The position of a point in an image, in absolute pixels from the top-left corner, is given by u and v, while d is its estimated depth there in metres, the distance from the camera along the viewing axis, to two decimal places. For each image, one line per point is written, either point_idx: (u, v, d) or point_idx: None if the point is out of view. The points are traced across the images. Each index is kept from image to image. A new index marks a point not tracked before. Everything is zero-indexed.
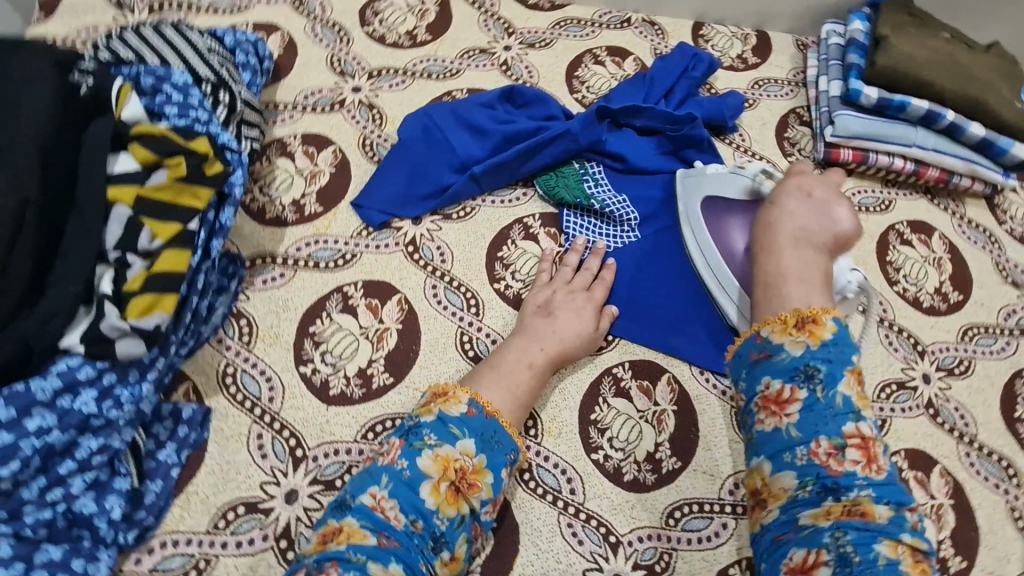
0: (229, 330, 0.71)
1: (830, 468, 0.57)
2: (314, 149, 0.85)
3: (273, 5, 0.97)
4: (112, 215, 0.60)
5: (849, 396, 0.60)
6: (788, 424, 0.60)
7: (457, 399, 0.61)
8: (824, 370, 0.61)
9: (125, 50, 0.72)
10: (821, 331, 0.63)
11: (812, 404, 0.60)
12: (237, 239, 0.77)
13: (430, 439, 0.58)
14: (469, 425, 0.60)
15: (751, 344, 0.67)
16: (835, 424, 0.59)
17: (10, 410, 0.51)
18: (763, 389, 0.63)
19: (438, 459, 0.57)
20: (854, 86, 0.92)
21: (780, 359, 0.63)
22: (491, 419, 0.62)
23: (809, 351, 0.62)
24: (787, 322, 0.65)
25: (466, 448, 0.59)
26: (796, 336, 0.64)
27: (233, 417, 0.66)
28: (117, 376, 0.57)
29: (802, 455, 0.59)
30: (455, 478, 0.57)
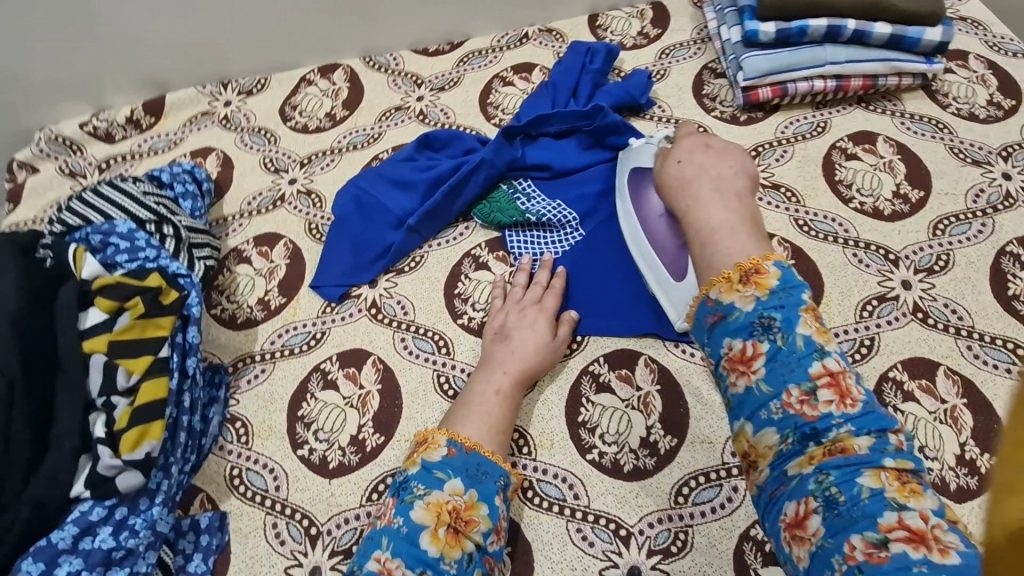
0: (228, 435, 0.76)
1: (806, 415, 0.50)
2: (268, 247, 0.91)
3: (203, 131, 1.05)
4: (91, 365, 0.66)
5: (810, 336, 0.52)
6: (758, 381, 0.52)
7: (436, 444, 0.63)
8: (780, 317, 0.53)
9: (74, 218, 0.80)
10: (767, 277, 0.55)
11: (776, 354, 0.52)
12: (216, 350, 0.82)
13: (419, 489, 0.58)
14: (453, 465, 0.61)
15: (703, 307, 0.57)
16: (801, 368, 0.51)
17: (39, 563, 0.59)
18: (726, 351, 0.55)
19: (430, 507, 0.57)
20: (750, 28, 0.91)
21: (734, 317, 0.54)
22: (473, 454, 0.63)
23: (760, 303, 0.54)
24: (732, 278, 0.56)
25: (455, 488, 0.59)
26: (744, 291, 0.55)
27: (248, 514, 0.71)
28: (128, 507, 0.63)
29: (778, 408, 0.51)
30: (451, 520, 0.57)
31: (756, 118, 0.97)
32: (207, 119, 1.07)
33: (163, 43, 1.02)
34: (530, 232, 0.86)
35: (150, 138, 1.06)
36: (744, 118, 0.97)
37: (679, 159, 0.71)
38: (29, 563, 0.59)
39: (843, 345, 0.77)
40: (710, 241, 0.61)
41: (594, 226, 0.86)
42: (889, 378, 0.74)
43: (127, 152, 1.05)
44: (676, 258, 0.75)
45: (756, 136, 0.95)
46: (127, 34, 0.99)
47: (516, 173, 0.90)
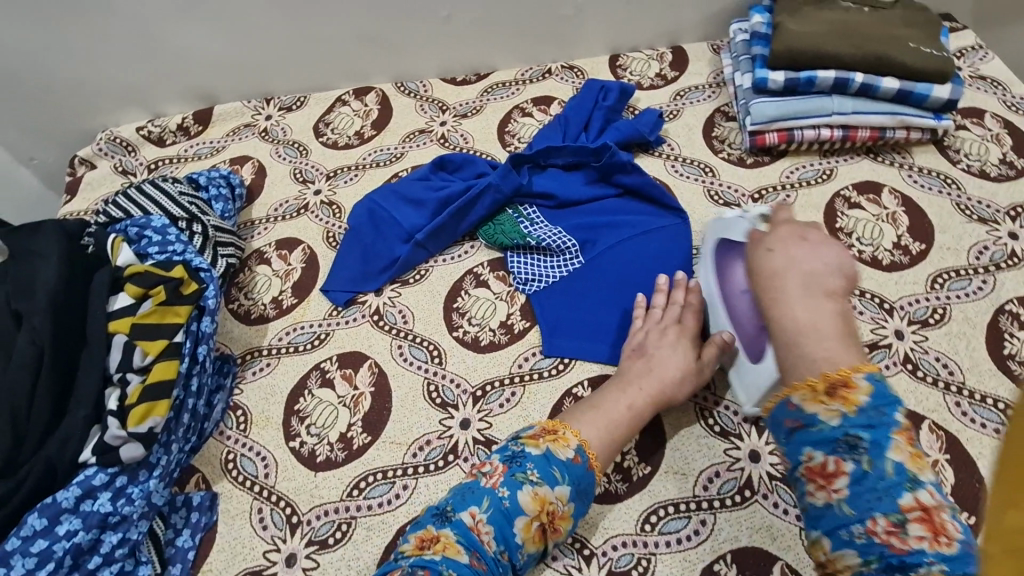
0: (229, 421, 0.81)
1: (893, 547, 0.49)
2: (287, 251, 0.97)
3: (244, 141, 1.14)
4: (113, 343, 0.72)
5: (901, 462, 0.51)
6: (839, 500, 0.52)
7: (566, 442, 0.66)
8: (868, 437, 0.51)
9: (117, 211, 0.89)
10: (856, 392, 0.53)
11: (861, 478, 0.51)
12: (229, 342, 0.89)
13: (533, 474, 0.62)
14: (571, 471, 0.64)
15: (782, 411, 0.56)
16: (888, 497, 0.50)
17: (42, 519, 0.63)
18: (806, 461, 0.54)
19: (537, 498, 0.61)
20: (759, 75, 0.95)
21: (817, 430, 0.53)
22: (588, 472, 0.65)
23: (847, 419, 0.53)
24: (817, 387, 0.55)
25: (562, 493, 0.63)
26: (830, 405, 0.53)
27: (237, 497, 0.75)
28: (128, 477, 0.68)
29: (861, 533, 0.50)
30: (547, 519, 0.62)
31: (763, 162, 0.99)
32: (248, 130, 1.16)
33: (217, 60, 1.12)
34: (530, 255, 0.90)
35: (196, 144, 1.16)
36: (750, 161, 0.99)
37: (769, 246, 0.65)
38: (34, 517, 0.63)
39: None
40: (795, 344, 0.58)
41: (592, 253, 0.89)
42: None
43: (174, 156, 1.14)
44: (755, 342, 0.70)
45: (761, 180, 0.97)
46: (186, 50, 1.10)
47: (522, 199, 0.94)
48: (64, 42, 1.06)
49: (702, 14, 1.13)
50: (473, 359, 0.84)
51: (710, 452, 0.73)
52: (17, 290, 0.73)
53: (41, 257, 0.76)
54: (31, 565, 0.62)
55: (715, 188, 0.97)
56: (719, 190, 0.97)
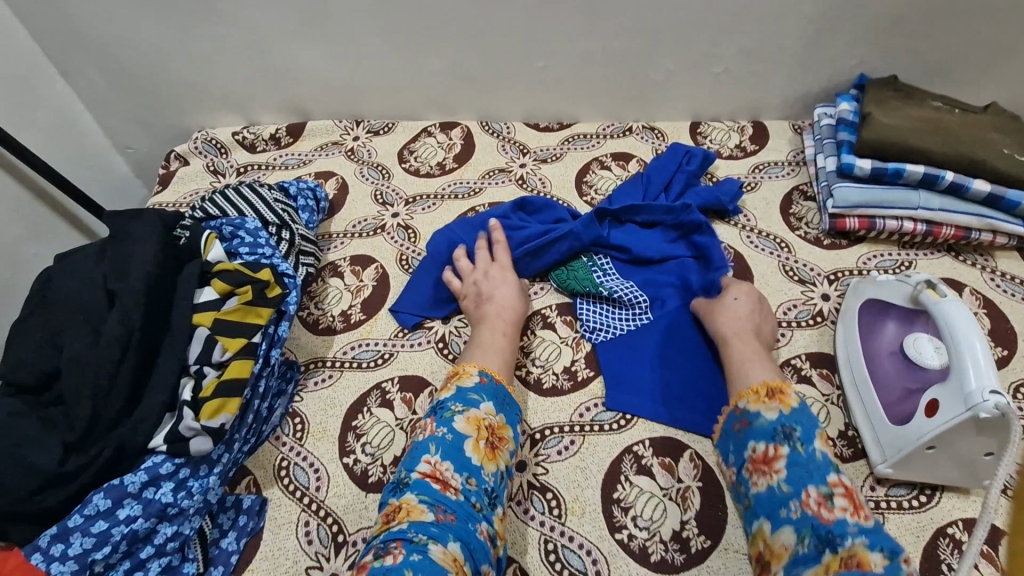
0: (286, 428, 0.81)
1: (822, 516, 0.60)
2: (360, 268, 1.00)
3: (330, 157, 1.19)
4: (195, 335, 0.74)
5: (825, 452, 0.65)
6: (778, 480, 0.64)
7: (468, 373, 0.76)
8: (798, 430, 0.66)
9: (213, 207, 0.92)
10: (788, 397, 0.69)
11: (794, 458, 0.64)
12: (295, 348, 0.90)
13: (456, 408, 0.72)
14: (485, 391, 0.74)
15: (733, 417, 0.73)
16: (819, 476, 0.63)
17: (107, 500, 0.63)
18: (751, 453, 0.68)
19: (469, 421, 0.70)
20: (846, 160, 0.97)
21: (760, 425, 0.69)
22: (499, 384, 0.76)
23: (783, 415, 0.68)
24: (759, 392, 0.71)
25: (489, 409, 0.73)
26: (768, 404, 0.70)
27: (286, 507, 0.74)
28: (191, 470, 0.68)
29: (796, 508, 0.62)
30: (488, 435, 0.70)
31: (839, 245, 0.99)
32: (336, 148, 1.20)
33: (319, 80, 1.18)
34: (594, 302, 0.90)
35: (285, 154, 1.21)
36: (827, 242, 0.99)
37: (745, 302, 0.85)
38: (99, 497, 0.63)
39: (899, 488, 0.73)
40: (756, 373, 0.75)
41: (661, 311, 0.89)
42: (946, 534, 0.69)
43: (263, 163, 1.20)
44: (900, 405, 0.74)
45: (837, 262, 0.97)
46: (293, 67, 1.16)
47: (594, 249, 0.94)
48: (185, 46, 1.13)
49: (788, 95, 1.16)
50: (535, 401, 0.83)
51: None
52: (115, 271, 0.76)
53: (139, 242, 0.79)
54: (89, 546, 0.62)
55: (791, 265, 0.97)
56: (794, 267, 0.96)
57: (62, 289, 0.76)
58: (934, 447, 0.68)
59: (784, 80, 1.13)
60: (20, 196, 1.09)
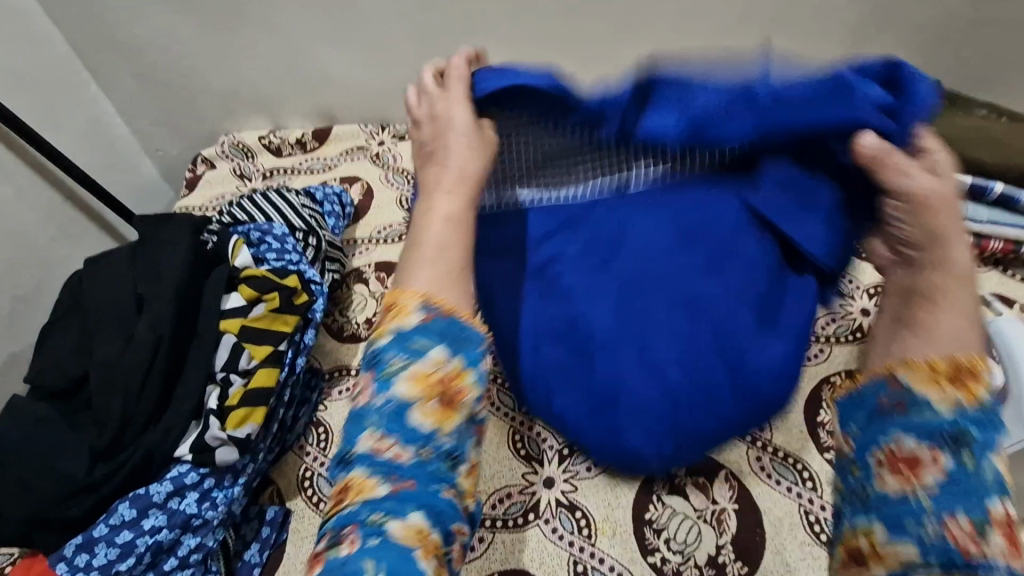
0: (310, 438, 0.79)
1: (970, 554, 0.37)
2: (385, 274, 0.98)
3: (356, 161, 1.18)
4: (221, 342, 0.73)
5: (999, 469, 0.39)
6: (920, 492, 0.39)
7: (406, 308, 0.47)
8: (976, 438, 0.39)
9: (241, 212, 0.92)
10: (983, 388, 0.41)
11: (957, 476, 0.39)
12: (319, 355, 0.88)
13: (397, 362, 0.45)
14: (431, 332, 0.46)
15: (878, 388, 0.44)
16: (981, 503, 0.38)
17: (132, 510, 0.63)
18: (890, 443, 0.41)
19: (414, 382, 0.45)
20: None
21: (923, 417, 0.41)
22: (453, 319, 0.47)
23: (963, 415, 0.40)
24: (939, 371, 0.42)
25: (438, 356, 0.46)
26: (945, 392, 0.41)
27: (309, 519, 0.73)
28: (215, 480, 0.67)
29: (932, 531, 0.38)
30: (439, 394, 0.45)
31: None
32: (361, 153, 1.18)
33: (347, 85, 1.17)
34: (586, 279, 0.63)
35: (311, 158, 1.20)
36: None
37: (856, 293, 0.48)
38: (124, 506, 0.63)
39: None
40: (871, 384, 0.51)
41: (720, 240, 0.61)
42: None
43: (289, 167, 1.19)
44: None
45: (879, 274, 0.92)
46: (320, 73, 1.15)
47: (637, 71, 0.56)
48: (214, 50, 1.13)
49: None
50: None
51: (814, 563, 0.68)
52: (146, 275, 0.76)
53: (168, 246, 0.78)
54: (113, 557, 0.61)
55: None
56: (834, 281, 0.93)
57: (92, 291, 0.76)
58: None
59: None
60: (53, 200, 1.10)
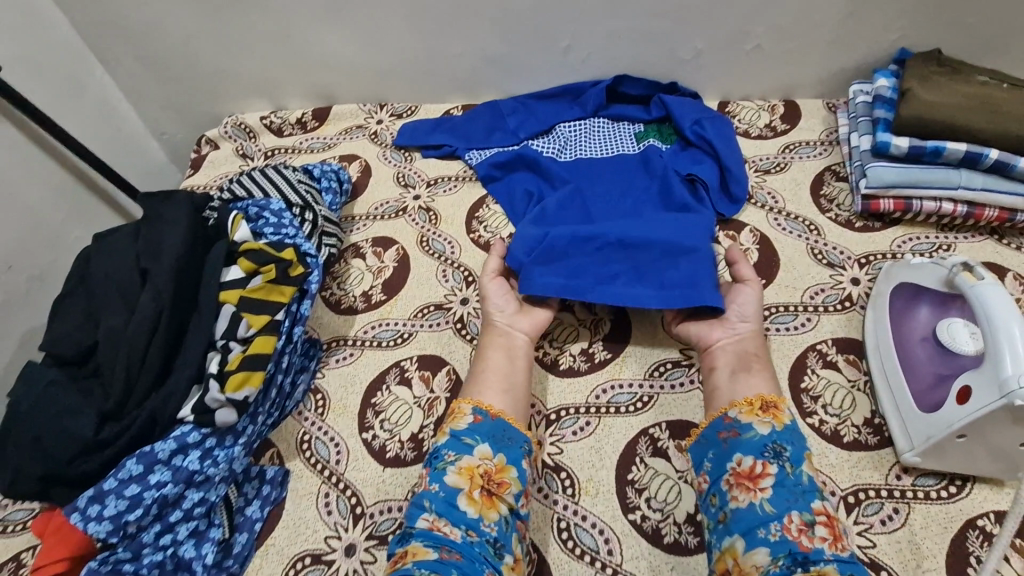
0: (309, 404, 0.83)
1: (801, 543, 0.59)
2: (381, 249, 1.00)
3: (355, 140, 1.20)
4: (220, 312, 0.76)
5: (812, 476, 0.64)
6: (762, 499, 0.62)
7: (463, 412, 0.72)
8: (788, 449, 0.65)
9: (240, 189, 0.95)
10: (783, 415, 0.68)
11: (782, 479, 0.63)
12: (317, 327, 0.92)
13: (451, 457, 0.68)
14: (479, 431, 0.70)
15: (719, 424, 0.70)
16: (803, 500, 0.62)
17: (139, 465, 0.67)
18: (735, 466, 0.66)
19: (462, 472, 0.66)
20: (881, 139, 0.94)
21: (749, 437, 0.67)
22: (499, 419, 0.71)
23: (775, 431, 0.67)
24: (753, 404, 0.69)
25: (484, 453, 0.68)
26: (762, 418, 0.68)
27: (307, 478, 0.76)
28: (217, 440, 0.71)
29: (777, 530, 0.60)
30: (483, 483, 0.66)
31: (872, 228, 0.96)
32: (360, 132, 1.21)
33: (345, 65, 1.19)
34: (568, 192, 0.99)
35: (311, 138, 1.22)
36: (859, 225, 0.96)
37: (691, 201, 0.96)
38: (132, 462, 0.67)
39: (927, 478, 0.71)
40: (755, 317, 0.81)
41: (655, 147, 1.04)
42: (976, 526, 0.67)
43: (290, 147, 1.22)
44: (927, 393, 0.71)
45: (869, 245, 0.94)
46: (318, 53, 1.17)
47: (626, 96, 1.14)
48: (217, 33, 1.15)
49: (825, 72, 1.11)
50: (552, 382, 0.82)
51: None
52: (147, 250, 0.79)
53: (169, 221, 0.81)
54: (122, 508, 0.66)
55: (820, 247, 0.94)
56: (824, 250, 0.94)
57: (99, 266, 0.80)
58: (965, 435, 0.66)
59: (820, 56, 1.08)
60: (64, 181, 1.14)
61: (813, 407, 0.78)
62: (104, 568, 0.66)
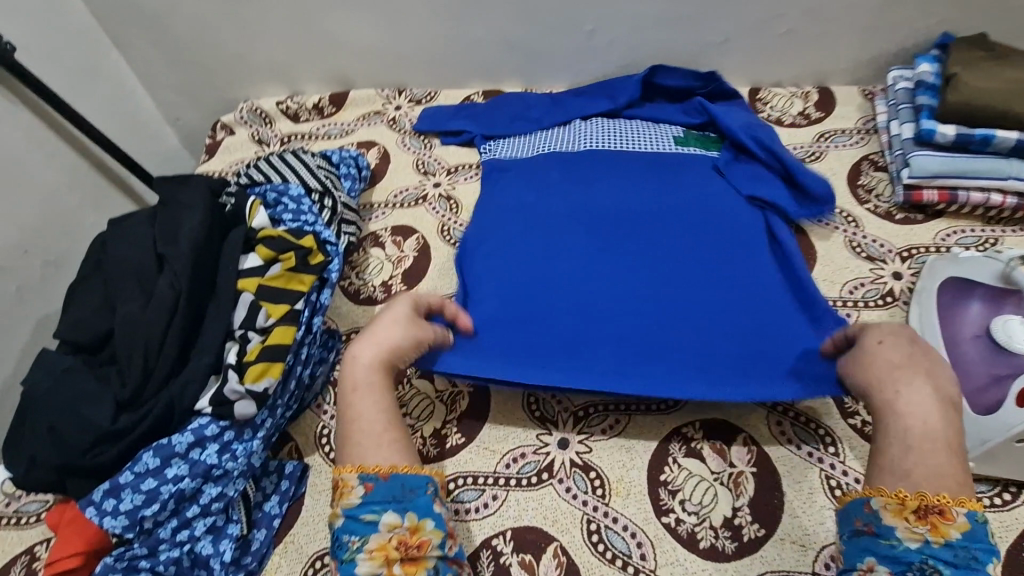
0: (328, 396, 0.81)
1: None
2: (401, 238, 0.97)
3: (373, 126, 1.16)
4: (239, 300, 0.74)
5: None
6: None
7: (348, 485, 0.60)
8: (947, 573, 0.49)
9: (258, 173, 0.92)
10: (949, 524, 0.50)
11: None
12: (336, 317, 0.89)
13: (353, 543, 0.58)
14: (375, 500, 0.59)
15: (858, 509, 0.55)
16: None
17: (156, 459, 0.65)
18: (868, 572, 0.52)
19: (372, 555, 0.57)
20: (927, 127, 0.89)
21: (890, 544, 0.52)
22: (392, 478, 0.61)
23: (928, 547, 0.50)
24: (906, 502, 0.52)
25: (391, 521, 0.58)
26: (912, 525, 0.51)
27: (326, 473, 0.74)
28: (235, 434, 0.69)
29: None
30: (400, 554, 0.57)
31: (914, 220, 0.92)
32: (379, 118, 1.17)
33: (364, 48, 1.15)
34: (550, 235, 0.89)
35: (328, 124, 1.19)
36: (900, 217, 0.92)
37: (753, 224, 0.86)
38: (148, 455, 0.65)
39: (979, 484, 0.68)
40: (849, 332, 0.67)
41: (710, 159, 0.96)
42: None
43: (306, 133, 1.19)
44: (983, 394, 0.67)
45: (911, 238, 0.89)
46: (337, 36, 1.14)
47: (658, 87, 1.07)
48: (231, 13, 1.11)
49: (863, 57, 1.06)
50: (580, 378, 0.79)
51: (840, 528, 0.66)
52: (164, 234, 0.76)
53: (187, 206, 0.79)
54: (139, 503, 0.63)
55: (858, 240, 0.90)
56: (862, 243, 0.90)
57: (116, 251, 0.77)
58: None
59: (859, 40, 1.03)
60: (78, 165, 1.12)
61: (854, 407, 0.74)
62: (120, 564, 0.64)
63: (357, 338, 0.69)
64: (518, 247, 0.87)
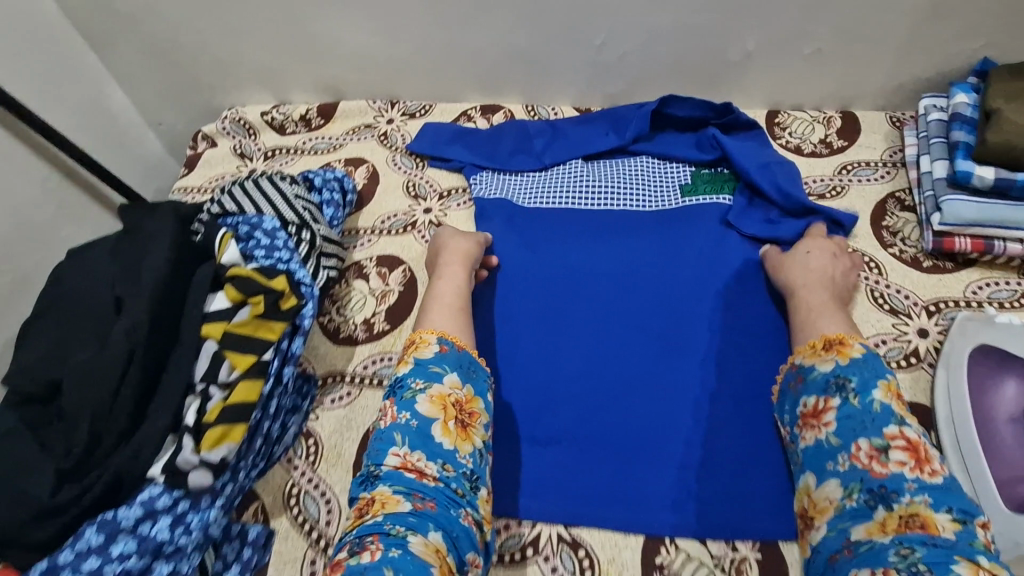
0: (298, 450, 0.75)
1: (874, 470, 0.59)
2: (386, 270, 0.91)
3: (362, 141, 1.09)
4: (202, 350, 0.67)
5: (886, 405, 0.62)
6: (827, 434, 0.63)
7: (425, 342, 0.70)
8: (855, 381, 0.63)
9: (230, 202, 0.84)
10: (850, 349, 0.66)
11: (847, 411, 0.62)
12: (312, 359, 0.83)
13: (418, 386, 0.66)
14: (447, 362, 0.68)
15: (789, 374, 0.70)
16: (873, 427, 0.61)
17: (100, 535, 0.59)
18: (801, 408, 0.67)
19: (434, 401, 0.65)
20: (962, 169, 0.81)
21: (813, 378, 0.67)
22: (463, 352, 0.70)
23: (838, 366, 0.65)
24: (816, 346, 0.69)
25: (454, 381, 0.67)
26: (825, 356, 0.67)
27: (292, 540, 0.68)
28: (190, 503, 0.63)
29: (845, 460, 0.61)
30: (455, 413, 0.66)
31: (942, 268, 0.84)
32: (369, 132, 1.10)
33: (354, 57, 1.08)
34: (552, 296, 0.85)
35: (315, 138, 1.12)
36: (927, 264, 0.85)
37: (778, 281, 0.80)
38: (91, 532, 0.59)
39: None
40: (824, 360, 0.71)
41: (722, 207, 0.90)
42: None
43: (293, 146, 1.12)
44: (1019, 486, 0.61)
45: (940, 290, 0.82)
46: (324, 44, 1.06)
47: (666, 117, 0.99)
48: (214, 17, 1.04)
49: (893, 82, 0.98)
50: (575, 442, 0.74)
51: None
52: (124, 275, 0.70)
53: (150, 242, 0.72)
54: None
55: (881, 291, 0.82)
56: (886, 294, 0.82)
57: (73, 293, 0.72)
58: None
59: (890, 64, 0.95)
60: (50, 176, 1.05)
61: None
62: None
63: (442, 253, 0.82)
64: (517, 321, 0.83)
